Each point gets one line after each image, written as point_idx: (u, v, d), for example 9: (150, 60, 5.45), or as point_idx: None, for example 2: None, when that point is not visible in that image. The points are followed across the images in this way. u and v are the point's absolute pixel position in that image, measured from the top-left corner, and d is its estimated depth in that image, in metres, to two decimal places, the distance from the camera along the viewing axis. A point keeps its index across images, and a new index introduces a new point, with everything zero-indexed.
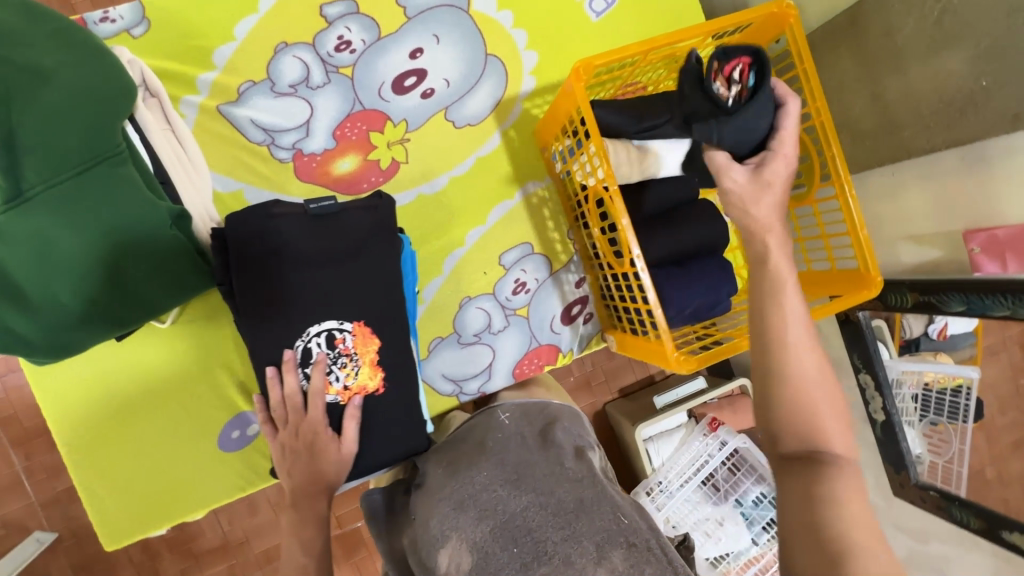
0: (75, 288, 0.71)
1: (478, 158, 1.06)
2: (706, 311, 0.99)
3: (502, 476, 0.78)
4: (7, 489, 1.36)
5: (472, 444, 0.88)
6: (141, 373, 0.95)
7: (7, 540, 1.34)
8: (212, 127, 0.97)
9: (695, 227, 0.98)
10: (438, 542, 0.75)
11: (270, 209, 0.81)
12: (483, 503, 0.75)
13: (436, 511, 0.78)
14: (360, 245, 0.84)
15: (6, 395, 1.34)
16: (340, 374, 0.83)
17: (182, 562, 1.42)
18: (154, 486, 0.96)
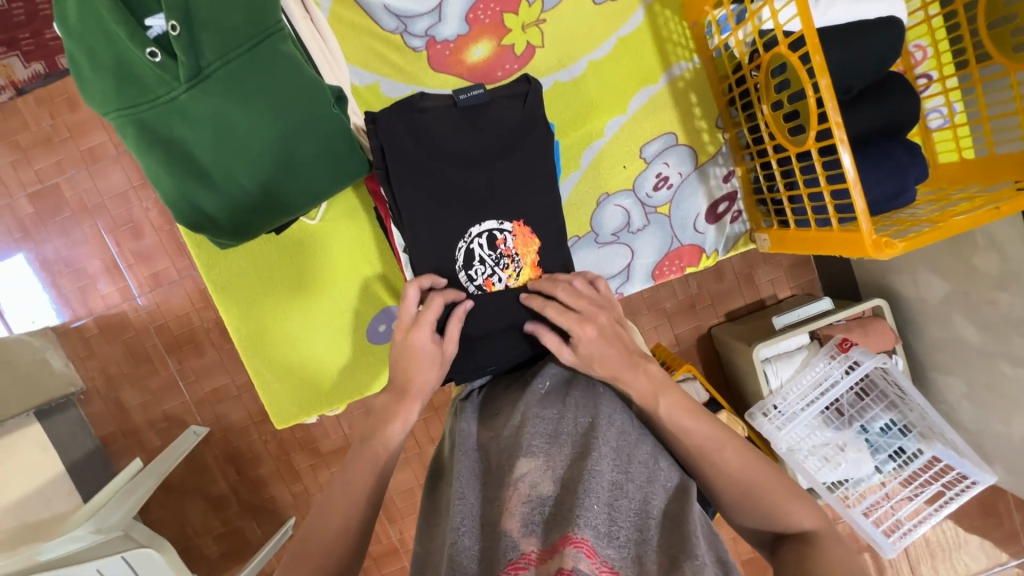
0: (254, 171, 0.73)
1: (620, 39, 0.97)
2: (886, 203, 0.87)
3: (612, 429, 0.61)
4: (163, 389, 1.51)
5: (579, 381, 0.71)
6: (297, 268, 0.99)
7: (171, 432, 1.51)
8: (346, 16, 0.93)
9: (880, 106, 0.85)
10: (517, 450, 0.59)
11: (417, 104, 0.80)
12: (582, 442, 0.59)
13: (531, 419, 0.63)
14: (511, 143, 0.82)
15: (157, 305, 1.47)
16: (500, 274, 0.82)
17: (311, 459, 1.54)
18: (313, 375, 1.03)
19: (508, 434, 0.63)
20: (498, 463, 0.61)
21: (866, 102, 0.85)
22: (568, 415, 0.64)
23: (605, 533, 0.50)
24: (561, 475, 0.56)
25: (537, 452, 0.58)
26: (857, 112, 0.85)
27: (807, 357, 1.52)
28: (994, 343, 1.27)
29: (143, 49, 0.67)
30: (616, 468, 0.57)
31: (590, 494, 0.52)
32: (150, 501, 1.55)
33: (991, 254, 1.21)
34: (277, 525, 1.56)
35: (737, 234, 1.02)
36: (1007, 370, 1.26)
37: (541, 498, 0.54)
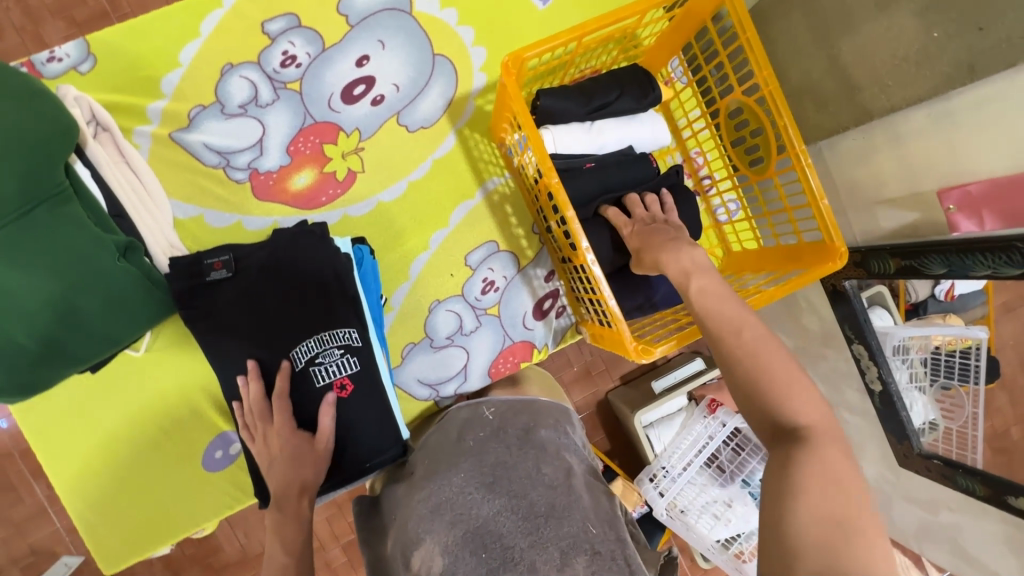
0: (29, 328, 0.72)
1: (435, 161, 1.06)
2: (675, 297, 0.97)
3: (474, 480, 0.79)
4: (32, 518, 1.38)
5: (450, 446, 0.88)
6: (122, 398, 0.97)
7: (37, 565, 1.38)
8: (166, 154, 0.98)
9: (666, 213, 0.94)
10: (414, 540, 0.77)
11: (203, 261, 0.84)
12: (456, 508, 0.77)
13: (414, 510, 0.80)
14: (319, 277, 0.87)
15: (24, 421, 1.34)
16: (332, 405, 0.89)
17: None
18: (142, 512, 0.99)
19: (401, 533, 0.80)
20: (402, 555, 0.78)
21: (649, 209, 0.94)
22: (441, 485, 0.81)
23: (495, 566, 0.70)
24: (446, 545, 0.74)
25: (426, 536, 0.76)
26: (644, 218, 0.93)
27: (686, 419, 1.62)
28: (833, 394, 1.39)
29: None
30: (494, 508, 0.76)
31: (473, 549, 0.72)
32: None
33: (814, 315, 1.35)
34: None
35: (563, 328, 1.09)
36: (847, 419, 1.38)
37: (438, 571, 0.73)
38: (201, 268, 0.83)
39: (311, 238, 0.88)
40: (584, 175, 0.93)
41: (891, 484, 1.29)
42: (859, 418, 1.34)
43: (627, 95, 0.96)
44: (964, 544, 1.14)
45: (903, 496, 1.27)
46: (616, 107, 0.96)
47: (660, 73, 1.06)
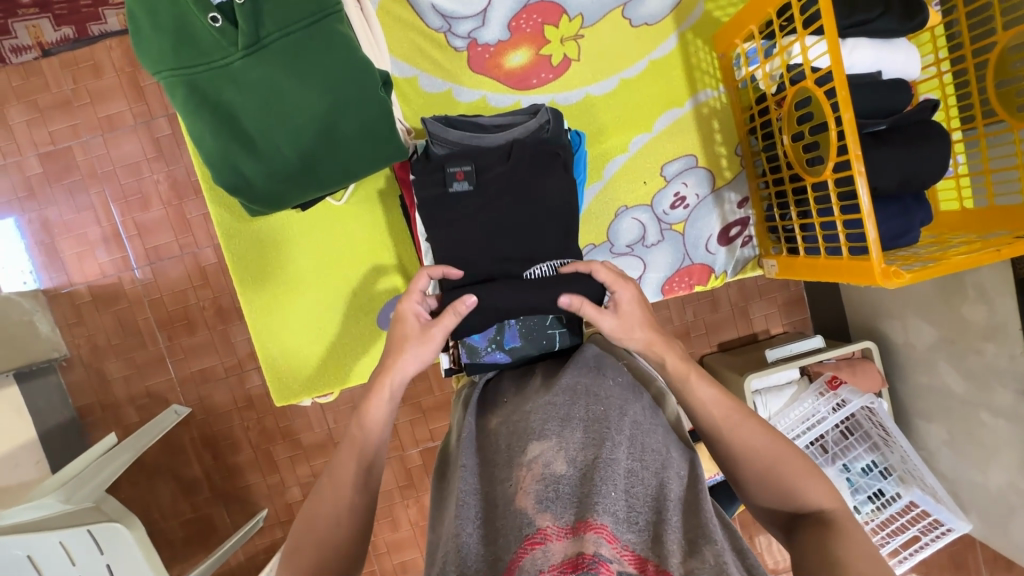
0: (295, 141, 0.75)
1: (652, 61, 1.02)
2: (892, 240, 0.91)
3: (624, 419, 0.65)
4: (151, 364, 1.49)
5: (590, 371, 0.74)
6: (318, 244, 1.01)
7: (151, 409, 1.48)
8: (393, 10, 0.97)
9: (906, 152, 0.86)
10: (531, 433, 0.63)
11: (445, 164, 0.86)
12: (595, 427, 0.64)
13: (541, 407, 0.67)
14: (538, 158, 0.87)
15: (155, 280, 1.46)
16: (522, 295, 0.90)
17: (292, 451, 1.52)
18: (317, 355, 1.04)
19: (516, 419, 0.68)
20: (504, 447, 0.66)
21: (894, 140, 0.86)
22: (578, 403, 0.67)
23: (623, 518, 0.54)
24: (575, 460, 0.60)
25: (552, 435, 0.62)
26: (885, 147, 0.86)
27: (796, 392, 1.57)
28: (976, 392, 1.32)
29: (206, 14, 0.70)
30: (631, 456, 0.61)
31: (607, 480, 0.56)
32: (120, 478, 1.52)
33: (980, 306, 1.25)
34: (248, 516, 1.53)
35: (746, 258, 1.06)
36: (987, 420, 1.31)
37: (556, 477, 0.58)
38: (446, 177, 0.86)
39: (555, 160, 0.88)
40: None
41: (1021, 495, 1.27)
42: (1005, 422, 1.26)
43: (892, 14, 0.88)
44: None
45: None
46: (877, 26, 0.88)
47: None
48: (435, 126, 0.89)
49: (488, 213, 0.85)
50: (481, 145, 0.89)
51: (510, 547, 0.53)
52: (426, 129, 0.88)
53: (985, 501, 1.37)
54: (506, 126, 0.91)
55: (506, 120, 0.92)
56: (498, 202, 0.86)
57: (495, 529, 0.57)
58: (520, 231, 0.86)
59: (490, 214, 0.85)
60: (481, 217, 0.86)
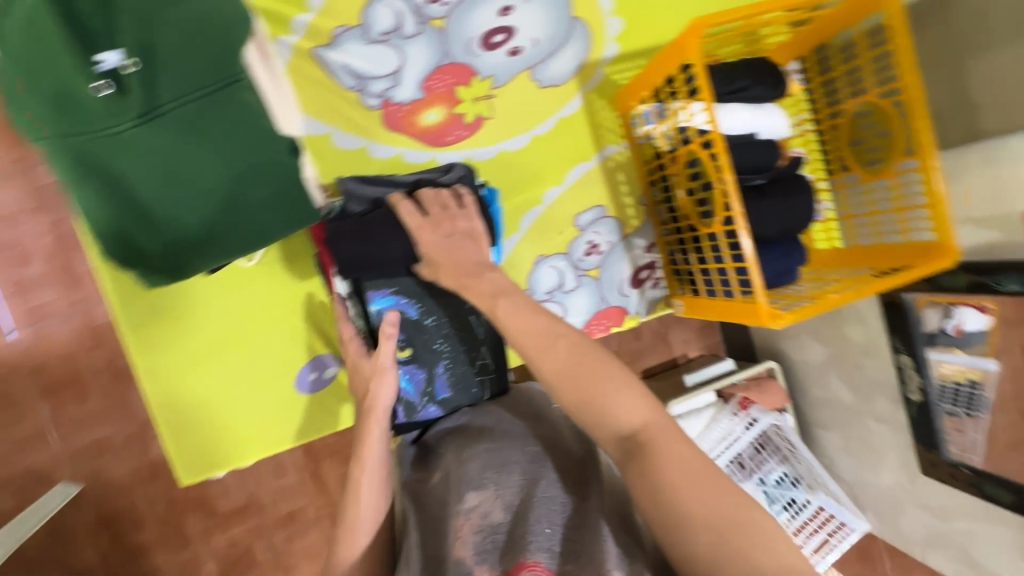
0: (197, 210, 0.72)
1: (560, 119, 1.08)
2: (777, 280, 1.02)
3: (558, 455, 0.66)
4: (30, 440, 1.31)
5: (528, 412, 0.76)
6: (227, 308, 0.96)
7: (32, 491, 1.30)
8: (304, 69, 0.97)
9: (780, 203, 0.97)
10: (467, 482, 0.64)
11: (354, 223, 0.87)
12: (530, 469, 0.64)
13: (478, 452, 0.68)
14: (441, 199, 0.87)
15: (38, 344, 1.30)
16: (443, 326, 0.87)
17: (205, 521, 1.39)
18: (229, 424, 0.98)
19: (454, 470, 0.67)
20: (445, 505, 0.65)
21: (774, 194, 0.98)
22: (515, 446, 0.68)
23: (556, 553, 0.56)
24: (511, 503, 0.61)
25: (490, 485, 0.63)
26: (765, 200, 0.97)
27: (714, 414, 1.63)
28: (862, 402, 1.47)
29: (92, 82, 0.66)
30: (566, 490, 0.63)
31: (537, 520, 0.58)
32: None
33: (858, 326, 1.41)
34: None
35: (656, 298, 1.14)
36: (873, 427, 1.46)
37: (492, 525, 0.59)
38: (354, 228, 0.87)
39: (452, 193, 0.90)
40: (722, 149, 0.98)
41: (906, 491, 1.42)
42: (886, 427, 1.42)
43: (761, 84, 1.01)
44: (973, 550, 1.28)
45: (915, 502, 1.41)
46: (748, 94, 1.01)
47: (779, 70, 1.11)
48: (350, 185, 0.90)
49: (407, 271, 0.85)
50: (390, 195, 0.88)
51: None
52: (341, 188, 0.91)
53: (878, 500, 1.52)
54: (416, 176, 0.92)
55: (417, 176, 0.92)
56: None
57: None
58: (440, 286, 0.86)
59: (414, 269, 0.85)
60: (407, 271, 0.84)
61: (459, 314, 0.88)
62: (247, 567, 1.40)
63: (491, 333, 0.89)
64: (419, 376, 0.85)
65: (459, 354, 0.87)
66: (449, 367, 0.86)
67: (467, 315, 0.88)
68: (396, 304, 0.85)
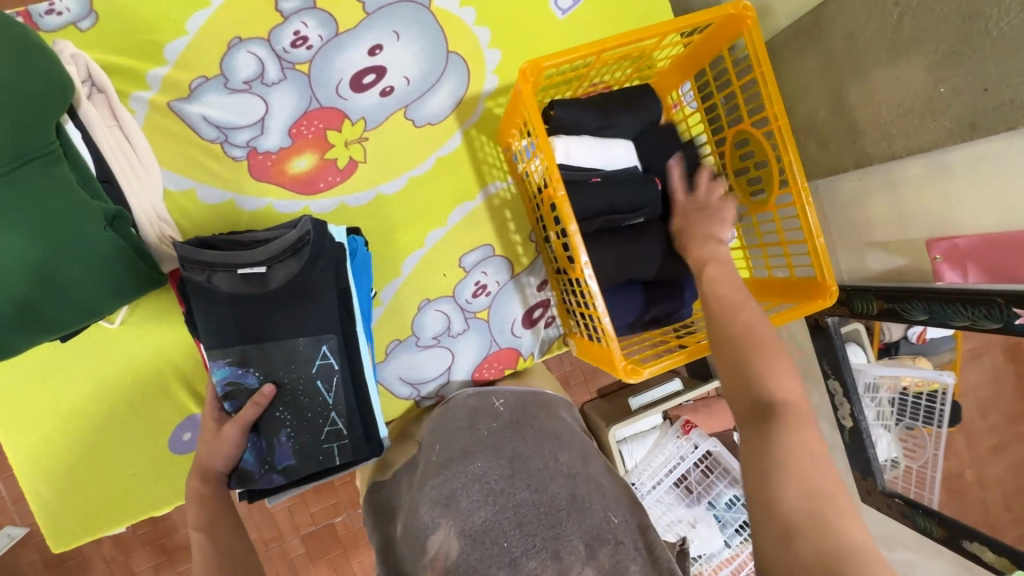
0: (4, 291, 0.69)
1: (439, 159, 1.05)
2: (664, 319, 0.97)
3: (490, 467, 0.78)
4: None
5: (463, 419, 0.91)
6: (91, 374, 0.94)
7: None
8: (163, 123, 0.94)
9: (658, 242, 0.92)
10: (427, 527, 0.73)
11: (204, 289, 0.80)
12: (476, 486, 0.75)
13: (426, 510, 0.75)
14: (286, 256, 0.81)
15: None
16: (293, 395, 0.84)
17: (155, 558, 1.34)
18: (101, 489, 0.96)
19: (404, 515, 0.80)
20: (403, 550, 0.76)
21: (652, 233, 0.93)
22: (455, 479, 0.77)
23: (519, 554, 0.68)
24: (464, 530, 0.71)
25: (438, 524, 0.73)
26: (642, 242, 0.93)
27: (659, 437, 1.53)
28: None
29: None
30: (521, 485, 0.75)
31: (498, 537, 0.69)
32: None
33: None
34: None
35: (551, 338, 1.11)
36: None
37: (452, 560, 0.69)
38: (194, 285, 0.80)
39: (300, 246, 0.82)
40: (590, 189, 0.90)
41: None
42: None
43: (642, 113, 0.96)
44: None
45: None
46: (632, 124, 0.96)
47: (671, 95, 1.06)
48: (185, 248, 0.80)
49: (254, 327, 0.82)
50: (236, 263, 0.81)
51: None
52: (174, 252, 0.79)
53: None
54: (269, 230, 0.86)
55: (270, 235, 0.85)
56: (249, 320, 0.82)
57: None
58: (290, 333, 0.83)
59: (251, 332, 0.82)
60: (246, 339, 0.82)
61: (304, 378, 0.84)
62: None
63: (345, 397, 0.87)
64: (260, 446, 0.85)
65: (302, 422, 0.85)
66: (293, 436, 0.85)
67: (314, 380, 0.85)
68: (232, 375, 0.83)
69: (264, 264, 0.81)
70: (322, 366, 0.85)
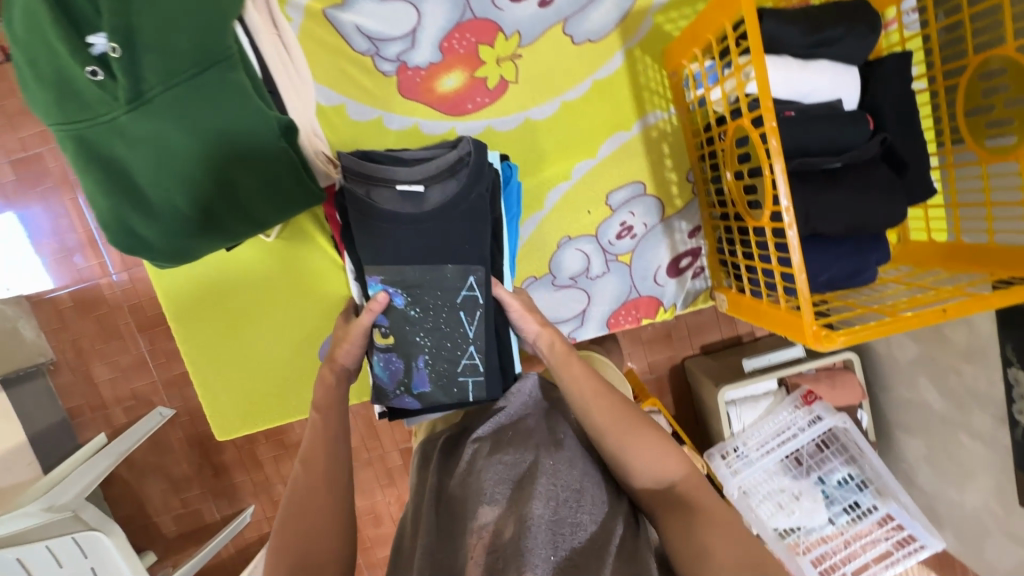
0: (191, 196, 0.72)
1: (595, 82, 0.95)
2: (842, 281, 0.86)
3: (568, 470, 0.66)
4: (128, 370, 1.42)
5: (544, 423, 0.75)
6: (251, 283, 0.98)
7: (134, 412, 1.42)
8: (315, 32, 0.89)
9: (852, 194, 0.79)
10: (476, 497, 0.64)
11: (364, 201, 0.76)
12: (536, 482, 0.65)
13: (491, 465, 0.67)
14: (449, 176, 0.76)
15: (133, 283, 1.37)
16: (437, 324, 0.81)
17: (276, 450, 1.50)
18: (256, 389, 1.03)
19: (470, 477, 0.67)
20: (460, 515, 0.65)
21: (848, 180, 0.80)
22: (524, 456, 0.68)
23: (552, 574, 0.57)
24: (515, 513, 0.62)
25: (500, 499, 0.64)
26: (834, 192, 0.80)
27: (773, 405, 1.39)
28: (954, 411, 1.21)
29: (83, 67, 0.65)
30: (567, 506, 0.63)
31: (536, 541, 0.58)
32: (112, 475, 1.50)
33: (963, 327, 1.14)
34: (235, 510, 1.52)
35: (697, 291, 1.03)
36: (964, 442, 1.20)
37: (498, 542, 0.60)
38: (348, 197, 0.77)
39: (461, 168, 0.76)
40: (781, 126, 0.78)
41: (995, 518, 1.17)
42: (982, 445, 1.15)
43: (853, 35, 0.80)
44: None
45: (1007, 532, 1.16)
46: (837, 47, 0.80)
47: (888, 10, 0.86)
48: (348, 159, 0.76)
49: (402, 243, 0.77)
50: (395, 180, 0.75)
51: None
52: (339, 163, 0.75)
53: (962, 523, 1.26)
54: (427, 149, 0.81)
55: (427, 154, 0.80)
56: (401, 243, 0.77)
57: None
58: (438, 249, 0.78)
59: (405, 252, 0.77)
60: (396, 256, 0.78)
61: (448, 306, 0.80)
62: None
63: (485, 331, 0.83)
64: (397, 367, 0.82)
65: (441, 350, 0.82)
66: (430, 363, 0.82)
67: (457, 311, 0.81)
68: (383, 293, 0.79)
69: (422, 182, 0.76)
70: (467, 298, 0.81)
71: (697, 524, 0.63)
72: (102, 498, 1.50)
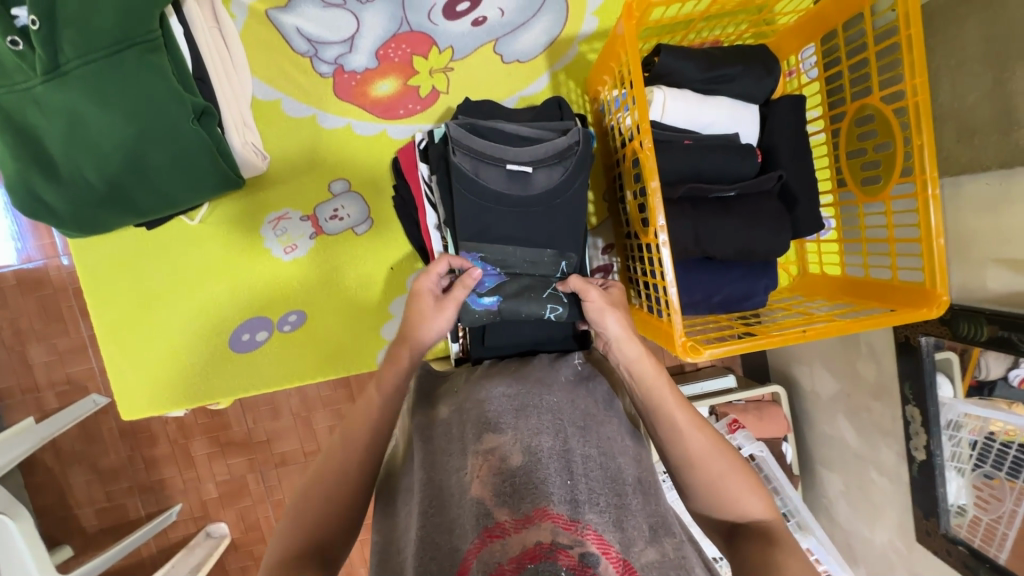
0: (101, 167, 0.75)
1: (521, 99, 1.02)
2: (733, 305, 0.90)
3: (570, 410, 0.63)
4: (67, 353, 1.38)
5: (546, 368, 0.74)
6: (174, 264, 1.00)
7: (68, 396, 1.38)
8: (258, 31, 0.93)
9: (741, 221, 0.84)
10: (482, 425, 0.59)
11: (475, 173, 0.80)
12: (546, 414, 0.60)
13: (495, 397, 0.63)
14: (558, 156, 0.81)
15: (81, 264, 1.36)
16: (523, 293, 0.83)
17: (211, 447, 1.45)
18: (166, 371, 1.03)
19: (467, 408, 0.63)
20: (458, 445, 0.59)
21: (739, 208, 0.85)
22: (529, 394, 0.64)
23: (583, 501, 0.52)
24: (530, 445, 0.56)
25: (508, 428, 0.58)
26: (726, 219, 0.84)
27: None
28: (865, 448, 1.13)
29: (4, 37, 0.69)
30: (581, 441, 0.59)
31: (557, 474, 0.53)
32: (36, 461, 1.43)
33: None
34: (161, 507, 1.45)
35: None
36: (874, 477, 1.12)
37: (511, 467, 0.54)
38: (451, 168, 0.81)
39: (570, 151, 0.82)
40: (677, 151, 0.84)
41: None
42: (889, 481, 1.07)
43: (750, 75, 0.87)
44: None
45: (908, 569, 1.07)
46: (735, 86, 0.87)
47: (788, 59, 0.94)
48: (457, 131, 0.80)
49: (494, 212, 0.81)
50: (506, 159, 0.80)
51: (466, 548, 0.49)
52: (448, 135, 0.80)
53: (871, 559, 1.17)
54: (534, 128, 0.85)
55: (535, 132, 0.84)
56: (502, 223, 0.81)
57: (443, 520, 0.53)
58: (535, 231, 0.83)
59: (511, 233, 0.82)
60: (497, 236, 0.82)
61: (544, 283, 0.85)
62: (240, 494, 1.46)
63: None
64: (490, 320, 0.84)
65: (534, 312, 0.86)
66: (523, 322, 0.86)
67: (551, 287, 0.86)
68: (481, 269, 0.82)
69: (531, 164, 0.81)
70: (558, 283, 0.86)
71: (775, 551, 0.62)
72: (22, 486, 1.42)
